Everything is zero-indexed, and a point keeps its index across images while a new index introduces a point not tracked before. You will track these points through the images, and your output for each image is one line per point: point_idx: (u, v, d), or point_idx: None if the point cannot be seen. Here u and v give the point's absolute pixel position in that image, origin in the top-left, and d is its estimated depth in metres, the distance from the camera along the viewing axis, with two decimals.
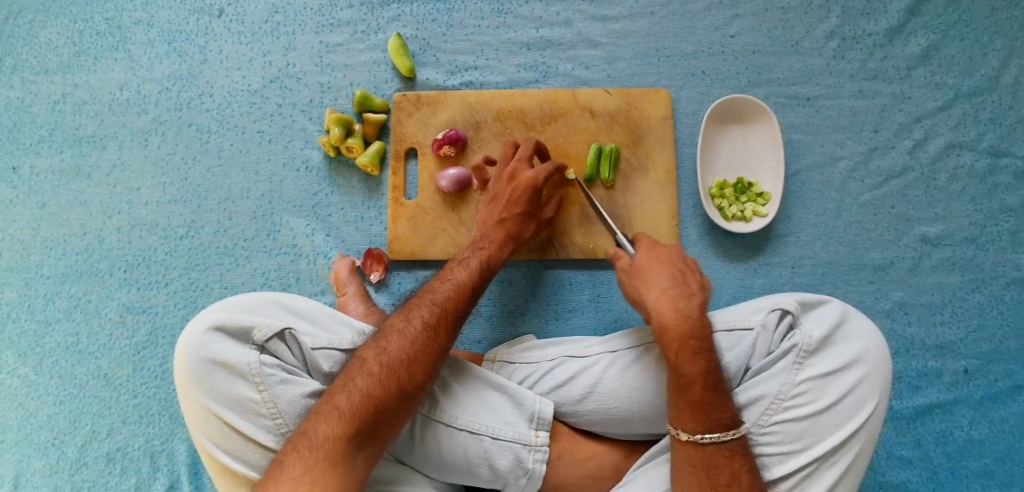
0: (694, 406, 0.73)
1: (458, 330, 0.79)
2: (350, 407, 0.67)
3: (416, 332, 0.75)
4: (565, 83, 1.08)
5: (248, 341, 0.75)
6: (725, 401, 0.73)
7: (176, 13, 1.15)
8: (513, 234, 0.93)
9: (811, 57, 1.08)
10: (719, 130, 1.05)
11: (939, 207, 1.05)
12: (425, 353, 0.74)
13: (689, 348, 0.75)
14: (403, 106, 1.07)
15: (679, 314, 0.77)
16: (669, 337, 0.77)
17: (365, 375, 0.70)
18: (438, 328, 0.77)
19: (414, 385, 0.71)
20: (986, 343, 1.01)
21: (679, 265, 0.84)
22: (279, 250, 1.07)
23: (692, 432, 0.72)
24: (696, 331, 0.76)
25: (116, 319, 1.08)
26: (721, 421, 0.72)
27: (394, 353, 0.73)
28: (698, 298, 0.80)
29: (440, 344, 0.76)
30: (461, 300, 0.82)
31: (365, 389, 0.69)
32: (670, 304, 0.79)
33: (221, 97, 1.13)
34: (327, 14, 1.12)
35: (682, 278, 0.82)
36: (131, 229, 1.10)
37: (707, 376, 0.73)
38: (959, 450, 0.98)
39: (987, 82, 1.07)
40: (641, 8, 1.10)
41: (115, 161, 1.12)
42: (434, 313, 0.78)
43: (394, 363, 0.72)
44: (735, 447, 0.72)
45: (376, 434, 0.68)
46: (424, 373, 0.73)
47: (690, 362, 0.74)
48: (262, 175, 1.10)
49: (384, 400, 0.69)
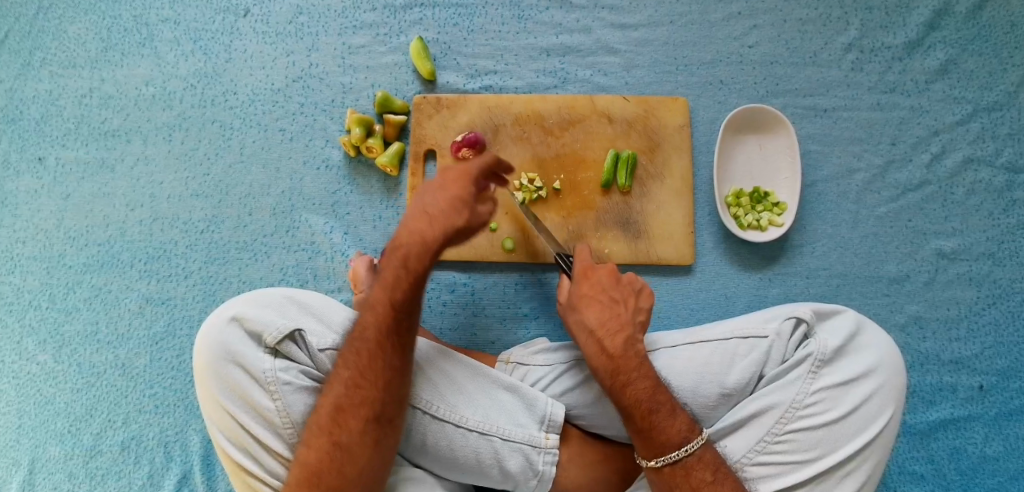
0: (642, 433, 0.74)
1: (386, 357, 0.73)
2: (295, 480, 0.68)
3: (340, 379, 0.73)
4: (583, 90, 1.09)
5: (262, 345, 0.76)
6: (671, 419, 0.74)
7: (203, 12, 1.17)
8: (438, 218, 0.77)
9: (829, 69, 1.09)
10: (736, 139, 1.06)
11: (957, 222, 1.04)
12: (351, 398, 0.71)
13: (619, 382, 0.77)
14: (423, 108, 1.08)
15: (604, 353, 0.80)
16: (601, 376, 0.79)
17: (303, 443, 0.70)
18: (360, 371, 0.72)
19: (348, 437, 0.70)
20: (1001, 359, 1.01)
21: (609, 296, 0.86)
22: (297, 247, 1.09)
23: (648, 458, 0.74)
24: (622, 366, 0.78)
25: (136, 310, 1.10)
26: (672, 442, 0.73)
27: (323, 410, 0.71)
28: (624, 333, 0.81)
29: (368, 381, 0.72)
30: (385, 323, 0.74)
31: (304, 459, 0.69)
32: (595, 343, 0.81)
33: (245, 95, 1.15)
34: (351, 17, 1.14)
35: (611, 311, 0.84)
36: (152, 222, 1.12)
37: (643, 402, 0.75)
38: (972, 466, 0.98)
39: (1006, 97, 1.07)
40: (661, 16, 1.11)
41: (139, 155, 1.15)
42: (354, 351, 0.74)
43: (325, 421, 0.71)
44: (690, 464, 0.72)
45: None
46: (358, 419, 0.71)
47: (624, 392, 0.76)
48: (283, 172, 1.11)
49: (324, 462, 0.69)
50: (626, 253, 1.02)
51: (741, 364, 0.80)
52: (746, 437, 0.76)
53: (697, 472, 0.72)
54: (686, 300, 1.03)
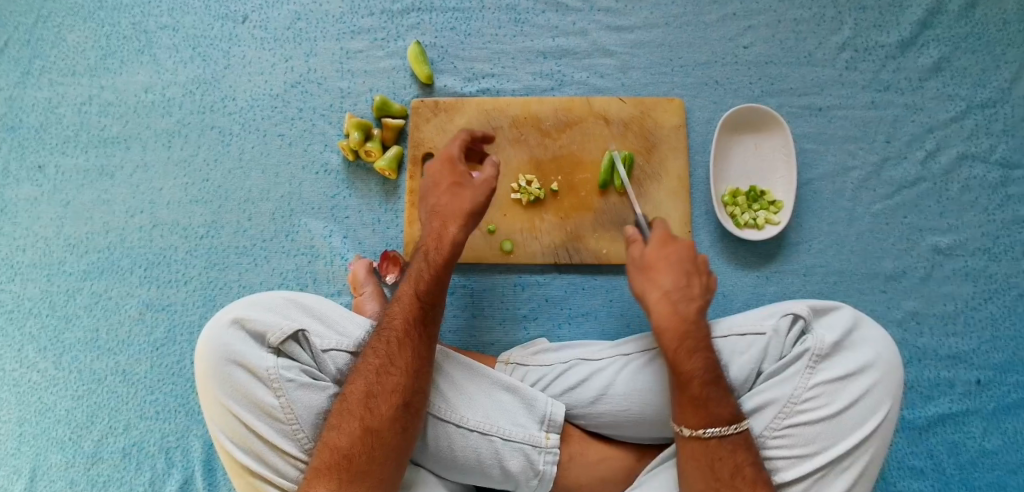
0: (692, 405, 0.74)
1: (414, 342, 0.77)
2: (326, 462, 0.69)
3: (370, 366, 0.75)
4: (580, 91, 1.10)
5: (264, 344, 0.77)
6: (726, 397, 0.75)
7: (201, 19, 1.18)
8: (450, 213, 0.88)
9: (823, 68, 1.10)
10: (732, 138, 1.06)
11: (952, 218, 1.05)
12: (381, 384, 0.74)
13: (686, 348, 0.77)
14: (421, 111, 1.09)
15: (677, 317, 0.78)
16: (667, 339, 0.78)
17: (335, 428, 0.72)
18: (390, 357, 0.76)
19: (379, 421, 0.72)
20: (999, 353, 1.02)
21: (684, 266, 0.83)
22: (297, 251, 1.09)
23: (693, 428, 0.74)
24: (694, 333, 0.78)
25: (136, 316, 1.10)
26: (723, 416, 0.73)
27: (352, 396, 0.74)
28: (697, 301, 0.80)
29: (397, 367, 0.75)
30: (411, 312, 0.79)
31: (335, 442, 0.71)
32: (670, 306, 0.79)
33: (243, 101, 1.15)
34: (349, 22, 1.15)
35: (686, 279, 0.82)
36: (152, 228, 1.13)
37: (704, 373, 0.75)
38: (971, 460, 0.98)
39: (999, 94, 1.08)
40: (656, 18, 1.12)
41: (138, 162, 1.15)
42: (383, 340, 0.77)
43: (355, 407, 0.73)
44: (739, 441, 0.73)
45: (360, 478, 0.69)
46: (389, 404, 0.73)
47: (688, 360, 0.76)
48: (283, 177, 1.12)
49: (356, 446, 0.70)
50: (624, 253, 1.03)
51: (739, 360, 0.81)
52: None
53: (741, 450, 0.73)
54: None
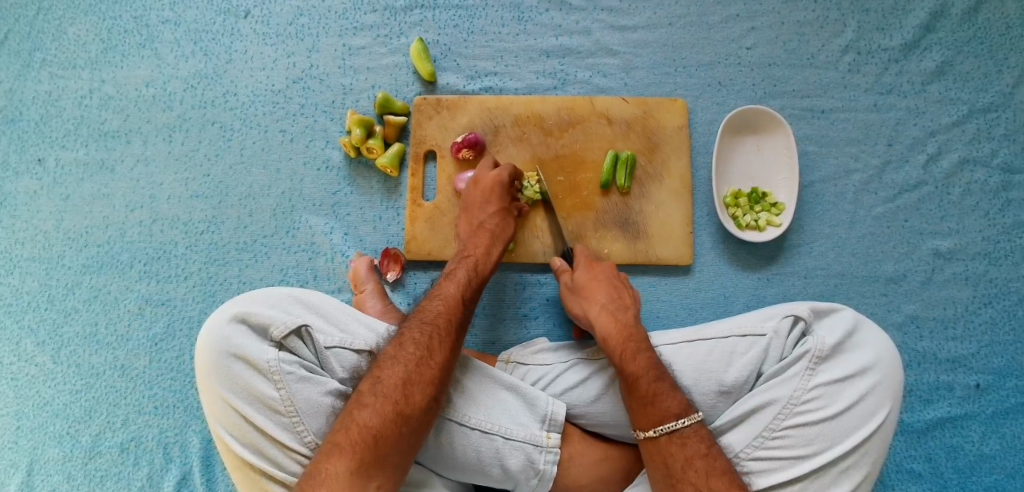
0: (642, 402, 0.76)
1: (456, 342, 0.80)
2: (352, 442, 0.68)
3: (409, 355, 0.75)
4: (583, 91, 1.09)
5: (266, 337, 0.77)
6: (672, 392, 0.76)
7: (203, 13, 1.18)
8: (496, 233, 0.95)
9: (827, 71, 1.10)
10: (735, 140, 1.06)
11: (953, 222, 1.05)
12: (419, 374, 0.74)
13: (630, 349, 0.82)
14: (423, 109, 1.08)
15: (617, 323, 0.86)
16: (611, 344, 0.84)
17: (362, 407, 0.70)
18: (432, 350, 0.76)
19: (412, 409, 0.71)
20: (998, 358, 1.02)
21: (614, 281, 0.93)
22: (297, 247, 1.09)
23: (645, 429, 0.75)
24: (634, 335, 0.84)
25: (136, 311, 1.10)
26: (670, 411, 0.75)
27: (387, 380, 0.72)
28: (631, 310, 0.89)
29: (436, 361, 0.76)
30: (454, 314, 0.82)
31: (365, 422, 0.69)
32: (610, 315, 0.87)
33: (245, 96, 1.15)
34: (351, 18, 1.15)
35: (617, 291, 0.91)
36: (152, 223, 1.12)
37: (650, 369, 0.79)
38: (969, 464, 0.99)
39: (1001, 98, 1.08)
40: (659, 18, 1.11)
41: (139, 156, 1.15)
42: (425, 334, 0.78)
43: (390, 390, 0.72)
44: (686, 435, 0.73)
45: (382, 462, 0.68)
46: (423, 395, 0.73)
47: (633, 360, 0.80)
48: (284, 173, 1.12)
49: (384, 429, 0.69)
50: (626, 253, 1.03)
51: (739, 361, 0.81)
52: (743, 433, 0.77)
53: (692, 444, 0.73)
54: (685, 300, 1.03)
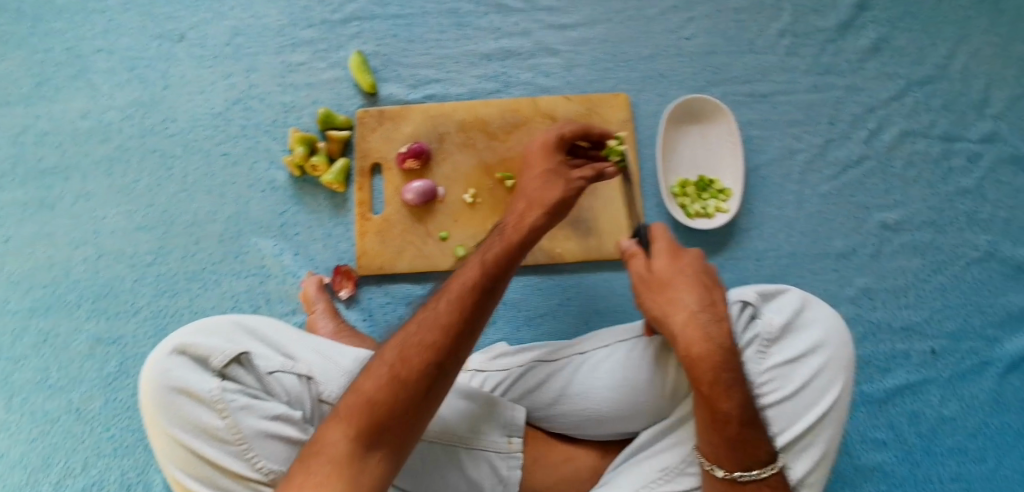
0: (731, 444, 0.71)
1: (484, 307, 0.66)
2: (347, 410, 0.60)
3: (424, 317, 0.65)
4: (526, 92, 1.09)
5: (207, 368, 0.76)
6: (761, 436, 0.72)
7: (137, 40, 1.15)
8: (535, 200, 0.77)
9: (765, 55, 1.11)
10: (679, 130, 1.07)
11: (897, 194, 1.07)
12: (422, 335, 0.63)
13: (723, 382, 0.70)
14: (366, 122, 1.07)
15: (710, 343, 0.72)
16: (703, 370, 0.71)
17: (364, 373, 0.62)
18: (439, 312, 0.65)
19: (409, 373, 0.61)
20: (950, 321, 1.04)
21: (702, 277, 0.77)
22: (247, 272, 1.06)
23: (729, 471, 0.72)
24: (728, 361, 0.71)
25: (87, 351, 1.06)
26: (758, 457, 0.71)
27: (393, 344, 0.64)
28: (725, 321, 0.74)
29: (448, 321, 0.64)
30: (482, 272, 0.67)
31: (361, 390, 0.61)
32: (697, 328, 0.72)
33: (184, 122, 1.12)
34: (289, 35, 1.13)
35: (708, 295, 0.76)
36: (97, 259, 1.09)
37: (743, 411, 0.70)
38: (931, 428, 1.00)
39: (937, 70, 1.11)
40: (598, 14, 1.12)
41: (79, 191, 1.12)
42: (448, 293, 0.66)
43: (390, 354, 0.63)
44: (771, 482, 0.72)
45: (378, 434, 0.58)
46: (422, 358, 0.62)
47: (727, 398, 0.70)
48: (228, 197, 1.09)
49: (380, 396, 0.60)
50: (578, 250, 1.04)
51: None
52: None
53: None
54: None
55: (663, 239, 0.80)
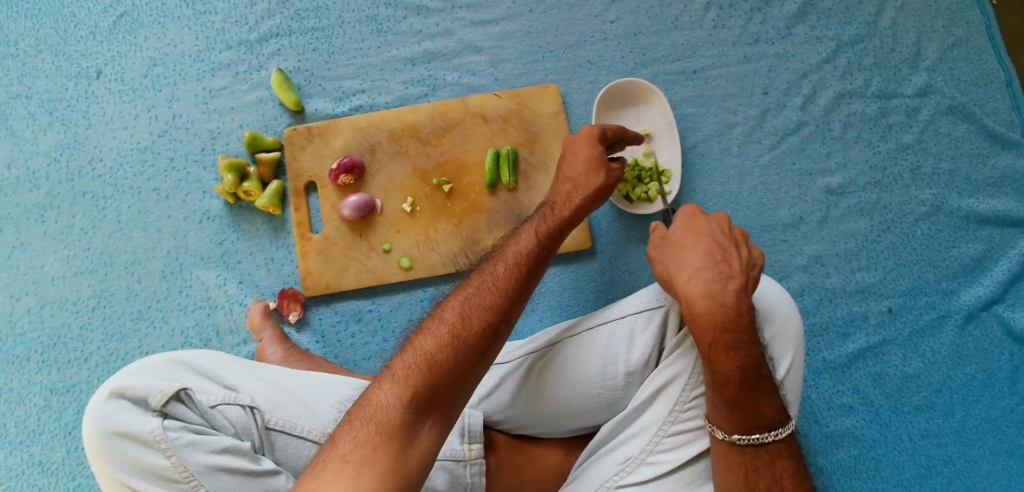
0: (729, 405, 0.68)
1: (530, 285, 0.67)
2: (407, 369, 0.57)
3: (481, 286, 0.65)
4: (455, 93, 1.07)
5: (147, 408, 0.73)
6: (768, 395, 0.69)
7: (53, 81, 1.12)
8: (582, 182, 0.81)
9: (692, 30, 1.10)
10: (612, 115, 1.04)
11: (839, 157, 1.07)
12: (481, 299, 0.63)
13: (723, 342, 0.69)
14: (295, 140, 1.05)
15: (714, 302, 0.72)
16: (701, 329, 0.71)
17: (423, 333, 0.60)
18: (497, 279, 0.65)
19: (471, 335, 0.60)
20: (905, 280, 1.04)
21: (718, 240, 0.78)
22: (193, 306, 1.04)
23: (729, 432, 0.68)
24: (732, 323, 0.71)
25: (41, 403, 1.04)
26: (763, 421, 0.68)
27: (456, 306, 0.62)
28: (733, 280, 0.74)
29: (502, 291, 0.64)
30: (530, 251, 0.69)
31: (425, 349, 0.58)
32: (703, 288, 0.73)
33: (111, 160, 1.10)
34: (207, 60, 1.10)
35: (721, 256, 0.77)
36: (40, 309, 1.06)
37: (743, 370, 0.68)
38: (896, 388, 1.00)
39: (866, 28, 1.10)
40: (519, 6, 1.10)
41: (13, 242, 1.08)
42: (502, 267, 0.67)
43: (451, 315, 0.62)
44: (774, 450, 0.68)
45: (436, 399, 0.56)
46: (483, 321, 0.61)
47: (727, 358, 0.69)
48: (165, 231, 1.07)
49: (445, 358, 0.58)
50: None
51: (640, 340, 0.81)
52: (658, 412, 0.77)
53: (780, 460, 0.68)
54: (591, 283, 1.02)
55: (683, 210, 0.84)
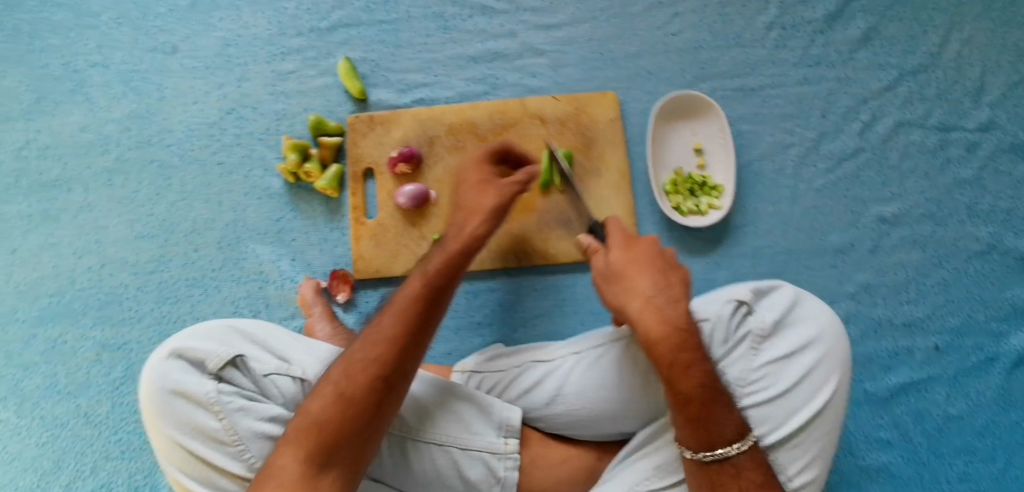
0: (694, 424, 0.70)
1: (420, 324, 0.70)
2: (299, 430, 0.64)
3: (368, 339, 0.68)
4: (514, 93, 1.09)
5: (203, 371, 0.77)
6: (727, 411, 0.72)
7: (130, 53, 1.17)
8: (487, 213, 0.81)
9: (754, 49, 1.10)
10: (669, 127, 1.07)
11: (894, 186, 1.06)
12: (367, 352, 0.67)
13: (681, 363, 0.71)
14: (357, 128, 1.08)
15: (667, 324, 0.73)
16: (661, 352, 0.72)
17: (312, 396, 0.66)
18: (382, 328, 0.69)
19: (352, 392, 0.65)
20: (954, 317, 1.02)
21: (657, 262, 0.79)
22: (246, 278, 1.08)
23: (695, 449, 0.71)
24: (687, 342, 0.73)
25: (93, 358, 1.09)
26: (726, 436, 0.70)
27: (343, 364, 0.67)
28: (681, 301, 0.76)
29: (388, 337, 0.68)
30: (419, 289, 0.71)
31: (312, 412, 0.64)
32: (658, 313, 0.74)
33: (180, 132, 1.14)
34: (277, 44, 1.15)
35: (665, 280, 0.77)
36: (101, 268, 1.11)
37: (704, 389, 0.71)
38: (938, 427, 0.99)
39: (929, 59, 1.09)
40: (583, 13, 1.12)
41: (81, 202, 1.14)
42: (388, 316, 0.70)
43: (336, 376, 0.66)
44: (742, 463, 0.70)
45: (330, 451, 0.62)
46: (366, 376, 0.66)
47: (686, 377, 0.71)
48: (226, 205, 1.11)
49: (330, 417, 0.64)
50: (571, 250, 1.04)
51: None
52: None
53: (748, 474, 0.70)
54: None
55: (618, 226, 0.84)
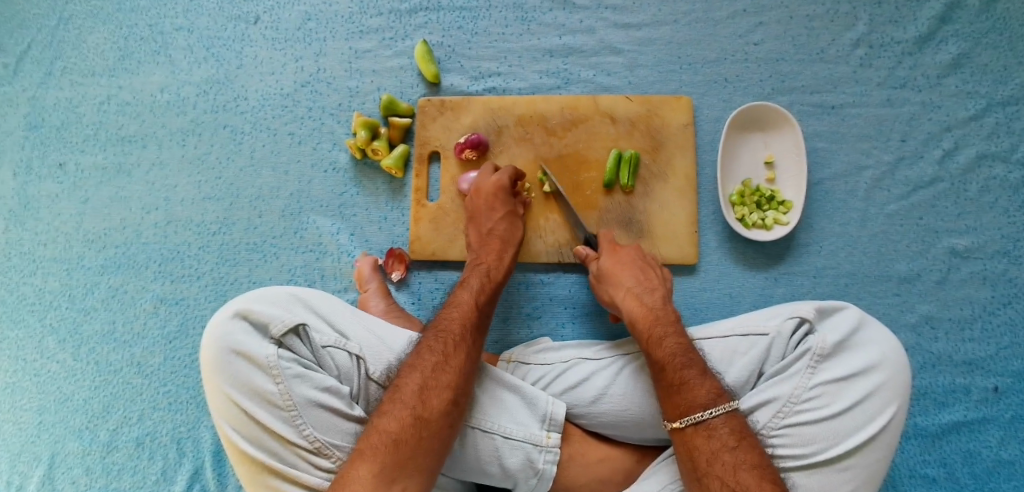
0: (668, 391, 0.77)
1: (476, 349, 0.81)
2: (373, 447, 0.70)
3: (426, 362, 0.77)
4: (587, 90, 1.09)
5: (265, 335, 0.79)
6: (699, 379, 0.76)
7: (214, 20, 1.21)
8: (506, 239, 0.97)
9: (837, 65, 1.07)
10: (741, 137, 1.05)
11: (969, 219, 1.02)
12: (436, 378, 0.76)
13: (656, 336, 0.82)
14: (427, 111, 1.09)
15: (644, 306, 0.87)
16: (640, 327, 0.84)
17: (383, 415, 0.72)
18: (446, 356, 0.78)
19: (430, 412, 0.73)
20: (1018, 360, 0.98)
21: (641, 263, 0.93)
22: (304, 248, 1.10)
23: (672, 419, 0.75)
24: (662, 318, 0.84)
25: (151, 309, 1.12)
26: (696, 401, 0.74)
27: (407, 387, 0.75)
28: (658, 290, 0.89)
29: (453, 365, 0.77)
30: (470, 317, 0.83)
31: (385, 429, 0.71)
32: (636, 300, 0.88)
33: (255, 100, 1.17)
34: (357, 22, 1.16)
35: (644, 273, 0.92)
36: (166, 224, 1.15)
37: (675, 355, 0.78)
38: (987, 470, 0.95)
39: (1022, 91, 1.05)
40: (664, 15, 1.10)
41: (154, 160, 1.18)
42: (444, 342, 0.79)
43: (408, 397, 0.74)
44: (713, 425, 0.72)
45: (406, 465, 0.69)
46: (441, 399, 0.74)
47: (659, 347, 0.80)
48: (292, 174, 1.14)
49: (406, 433, 0.71)
50: None
51: (740, 361, 0.81)
52: None
53: (720, 435, 0.71)
54: (689, 299, 1.02)
55: (606, 240, 0.97)
